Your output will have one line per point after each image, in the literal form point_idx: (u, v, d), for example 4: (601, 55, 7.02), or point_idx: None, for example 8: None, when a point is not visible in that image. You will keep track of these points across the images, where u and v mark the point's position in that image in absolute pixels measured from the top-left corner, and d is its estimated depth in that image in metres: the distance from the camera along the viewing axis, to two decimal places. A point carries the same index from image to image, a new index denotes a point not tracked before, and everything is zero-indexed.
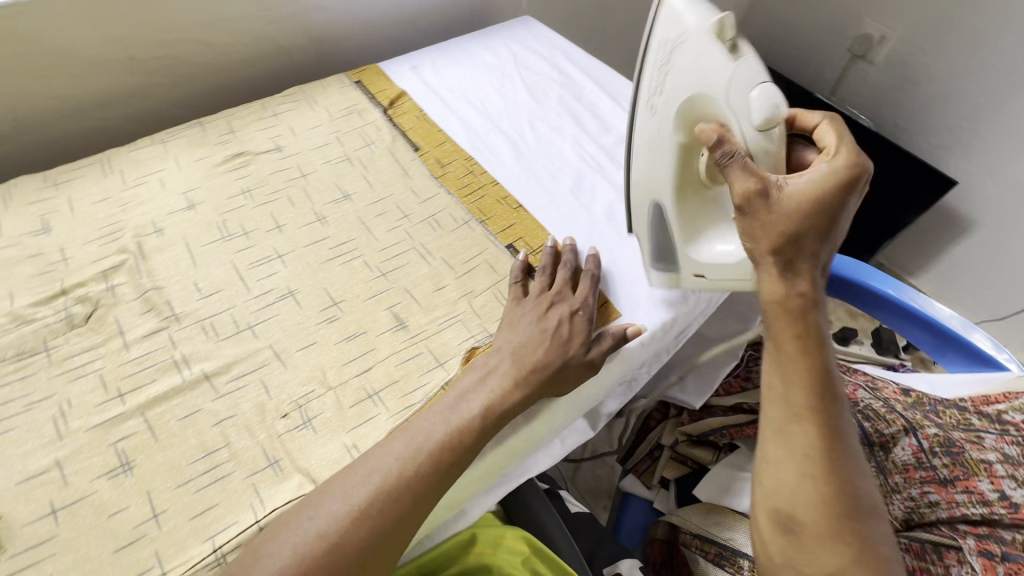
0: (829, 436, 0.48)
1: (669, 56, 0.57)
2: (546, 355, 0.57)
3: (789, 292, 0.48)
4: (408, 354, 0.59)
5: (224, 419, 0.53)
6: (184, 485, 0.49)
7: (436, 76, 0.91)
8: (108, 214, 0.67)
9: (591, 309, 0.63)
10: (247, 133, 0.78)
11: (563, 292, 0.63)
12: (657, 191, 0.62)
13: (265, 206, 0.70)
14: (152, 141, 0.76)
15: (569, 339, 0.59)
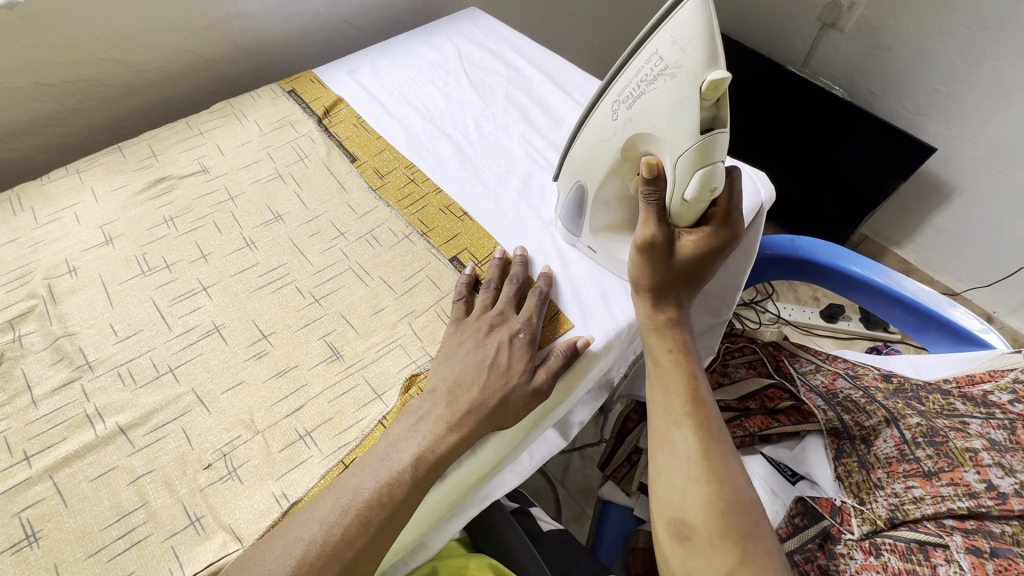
0: (706, 437, 0.52)
1: (642, 85, 0.46)
2: (485, 384, 0.53)
3: (658, 317, 0.58)
4: (342, 386, 0.55)
5: (142, 475, 0.49)
6: (95, 554, 0.45)
7: (375, 80, 0.86)
8: (17, 256, 0.62)
9: (535, 329, 0.58)
10: (170, 155, 0.73)
11: (505, 313, 0.59)
12: (584, 175, 0.56)
13: (188, 234, 0.66)
14: (67, 172, 0.71)
15: (510, 366, 0.55)
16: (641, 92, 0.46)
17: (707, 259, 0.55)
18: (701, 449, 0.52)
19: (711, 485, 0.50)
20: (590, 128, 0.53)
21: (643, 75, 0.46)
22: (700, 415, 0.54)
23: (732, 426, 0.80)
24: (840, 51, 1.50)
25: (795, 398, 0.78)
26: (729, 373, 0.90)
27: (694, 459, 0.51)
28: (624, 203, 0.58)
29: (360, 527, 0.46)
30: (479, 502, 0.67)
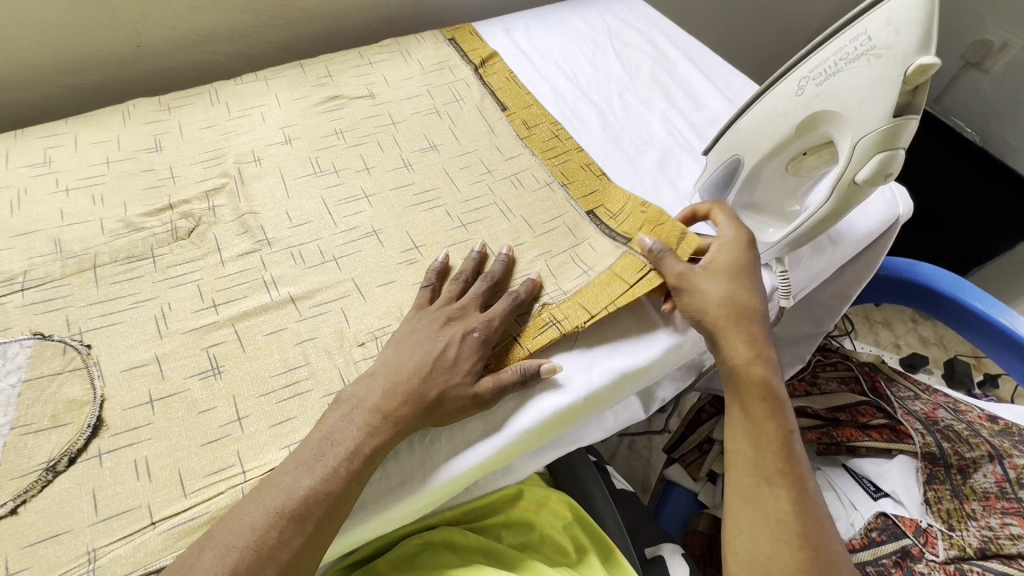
0: (800, 500, 0.50)
1: (840, 63, 0.48)
2: (435, 379, 0.51)
3: (751, 359, 0.55)
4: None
5: (307, 340, 0.56)
6: (267, 394, 0.52)
7: (527, 41, 0.91)
8: (213, 140, 0.71)
9: (491, 334, 0.55)
10: (342, 78, 0.81)
11: (467, 308, 0.56)
12: (743, 148, 0.58)
13: (355, 147, 0.72)
14: (256, 78, 0.79)
15: (456, 367, 0.52)
16: (837, 70, 0.48)
17: (735, 263, 0.59)
18: (795, 513, 0.49)
19: (806, 552, 0.47)
20: (764, 102, 0.55)
21: (843, 54, 0.48)
22: (792, 474, 0.51)
23: (816, 433, 0.81)
24: (981, 92, 1.42)
25: (889, 418, 0.77)
26: (818, 383, 0.90)
27: (786, 522, 0.48)
28: (775, 183, 0.60)
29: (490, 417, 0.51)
30: (567, 446, 0.69)
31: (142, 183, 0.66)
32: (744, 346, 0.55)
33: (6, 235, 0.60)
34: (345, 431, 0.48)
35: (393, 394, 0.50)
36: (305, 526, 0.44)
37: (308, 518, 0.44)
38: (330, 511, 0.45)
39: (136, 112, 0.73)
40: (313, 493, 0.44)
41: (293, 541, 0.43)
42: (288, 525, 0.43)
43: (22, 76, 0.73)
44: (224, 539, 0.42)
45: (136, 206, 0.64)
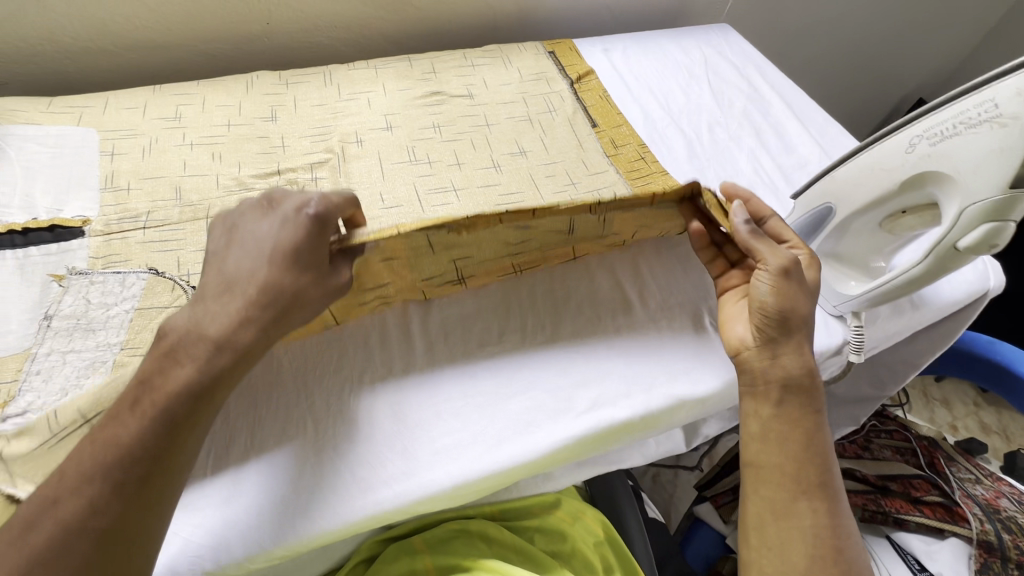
0: (832, 516, 0.51)
1: (959, 126, 0.48)
2: (263, 274, 0.45)
3: (804, 370, 0.54)
4: (539, 302, 0.61)
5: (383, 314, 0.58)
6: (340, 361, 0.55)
7: (625, 62, 0.92)
8: (322, 118, 0.76)
9: (331, 213, 0.48)
10: (445, 76, 0.85)
11: (283, 199, 0.48)
12: (838, 198, 0.57)
13: (449, 143, 0.76)
14: (367, 65, 0.84)
15: (293, 254, 0.46)
16: (955, 133, 0.48)
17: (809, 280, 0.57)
18: (828, 527, 0.50)
19: (837, 568, 0.49)
20: (866, 155, 0.54)
21: (962, 118, 0.48)
22: (827, 490, 0.52)
23: (864, 498, 0.77)
24: None
25: (945, 496, 0.74)
26: (871, 448, 0.86)
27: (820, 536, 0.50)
28: (865, 237, 0.59)
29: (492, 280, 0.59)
30: (603, 463, 0.69)
31: (256, 148, 0.71)
32: (800, 355, 0.54)
33: (135, 177, 0.66)
34: (173, 365, 0.42)
35: (221, 300, 0.44)
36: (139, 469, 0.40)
37: (118, 484, 0.39)
38: (152, 475, 0.40)
39: (257, 83, 0.79)
40: (125, 450, 0.40)
41: (111, 510, 0.39)
42: (102, 490, 0.39)
43: (167, 37, 0.80)
44: (30, 523, 0.37)
45: (249, 167, 0.69)
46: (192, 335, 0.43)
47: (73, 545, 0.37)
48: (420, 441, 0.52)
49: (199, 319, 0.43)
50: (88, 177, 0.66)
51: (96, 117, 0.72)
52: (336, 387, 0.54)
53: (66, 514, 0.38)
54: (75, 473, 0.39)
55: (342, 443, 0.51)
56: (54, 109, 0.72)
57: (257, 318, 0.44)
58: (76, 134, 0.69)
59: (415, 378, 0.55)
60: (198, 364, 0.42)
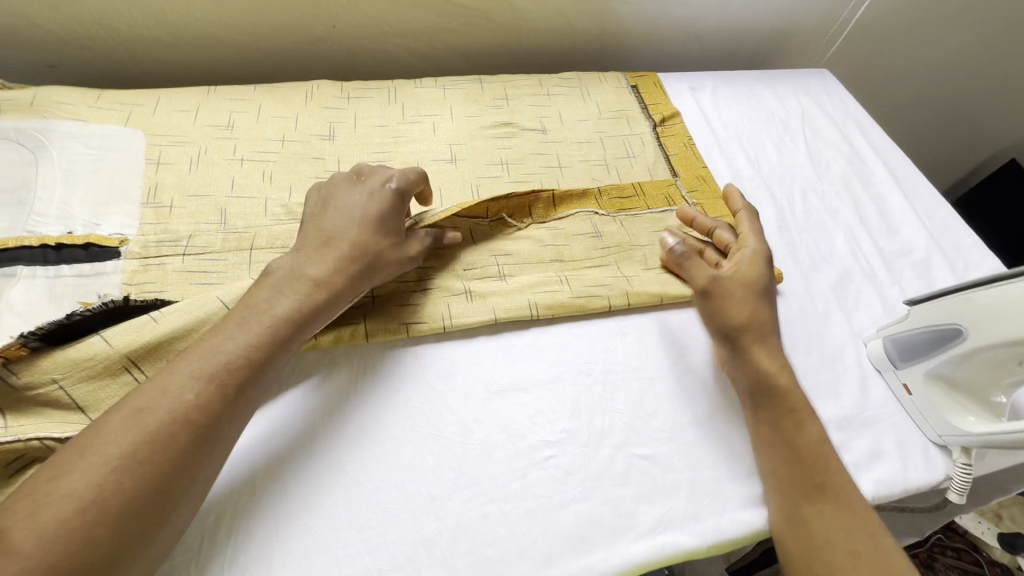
0: (851, 519, 0.46)
1: None
2: (352, 230, 0.52)
3: (779, 371, 0.54)
4: (597, 395, 0.55)
5: (426, 389, 0.53)
6: (375, 441, 0.50)
7: (714, 106, 0.84)
8: (383, 141, 0.70)
9: (409, 187, 0.57)
10: (518, 104, 0.78)
11: (380, 171, 0.57)
12: (976, 324, 0.49)
13: (517, 184, 0.69)
14: (436, 83, 0.78)
15: (383, 220, 0.54)
16: None
17: (760, 281, 0.58)
18: (847, 531, 0.46)
19: None
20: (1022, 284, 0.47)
21: None
22: (841, 490, 0.48)
23: None
24: None
25: None
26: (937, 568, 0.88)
27: (835, 542, 0.46)
28: (996, 372, 0.51)
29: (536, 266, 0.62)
30: None
31: (309, 169, 0.66)
32: (766, 361, 0.54)
33: (179, 193, 0.61)
34: (280, 295, 0.47)
35: (318, 248, 0.51)
36: (226, 388, 0.41)
37: (224, 386, 0.41)
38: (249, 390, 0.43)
39: (318, 93, 0.73)
40: (234, 357, 0.43)
41: (210, 409, 0.40)
42: (209, 391, 0.40)
43: (228, 33, 0.75)
44: (135, 411, 0.38)
45: (300, 192, 0.63)
46: (298, 270, 0.49)
47: (170, 436, 0.38)
48: (461, 549, 0.46)
49: (303, 261, 0.50)
50: (131, 187, 0.61)
51: (145, 119, 0.67)
52: (368, 475, 0.48)
53: (175, 406, 0.39)
54: (182, 372, 0.41)
55: (370, 535, 0.45)
56: (103, 105, 0.67)
57: (348, 271, 0.51)
58: (122, 137, 0.64)
59: (458, 474, 0.49)
60: (299, 297, 0.48)
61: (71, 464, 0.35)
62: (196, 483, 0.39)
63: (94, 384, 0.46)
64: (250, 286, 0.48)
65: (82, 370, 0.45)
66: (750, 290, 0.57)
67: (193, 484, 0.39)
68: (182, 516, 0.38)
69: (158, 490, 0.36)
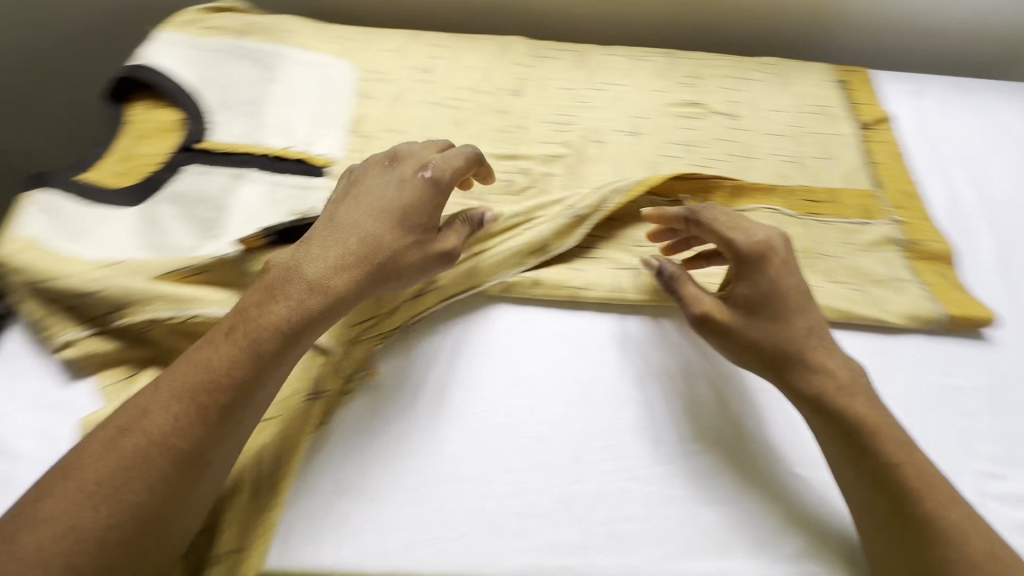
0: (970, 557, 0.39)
1: None
2: (365, 223, 0.47)
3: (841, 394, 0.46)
4: (755, 401, 0.52)
5: (564, 359, 0.53)
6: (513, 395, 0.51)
7: (936, 115, 0.73)
8: (568, 105, 0.70)
9: (446, 174, 0.50)
10: (709, 84, 0.73)
11: (410, 154, 0.52)
12: None
13: (698, 167, 0.66)
14: (626, 52, 0.75)
15: (400, 211, 0.48)
16: None
17: (768, 296, 0.48)
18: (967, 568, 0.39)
19: None
20: None
21: None
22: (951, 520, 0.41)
23: None
24: None
25: None
26: None
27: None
28: None
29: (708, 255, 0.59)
30: None
31: (496, 122, 0.67)
32: (833, 377, 0.46)
33: (380, 126, 0.66)
34: (271, 302, 0.43)
35: (324, 246, 0.45)
36: (203, 410, 0.39)
37: (204, 408, 0.39)
38: (235, 416, 0.40)
39: (511, 49, 0.74)
40: (214, 377, 0.40)
41: (191, 433, 0.38)
42: (190, 415, 0.38)
43: None
44: (115, 437, 0.37)
45: (486, 143, 0.65)
46: (293, 275, 0.44)
47: (148, 466, 0.36)
48: (598, 516, 0.46)
49: (304, 262, 0.45)
50: (341, 115, 0.66)
51: (357, 54, 0.72)
52: (506, 428, 0.49)
53: (155, 432, 0.37)
54: (169, 387, 0.39)
55: (514, 477, 0.47)
56: (325, 37, 0.73)
57: (357, 271, 0.45)
58: (338, 69, 0.70)
59: (602, 445, 0.49)
60: (292, 306, 0.43)
61: (58, 492, 0.35)
62: (180, 512, 0.38)
63: None
64: (247, 291, 0.45)
65: None
66: (761, 316, 0.48)
67: (174, 510, 0.37)
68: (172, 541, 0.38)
69: (138, 524, 0.36)
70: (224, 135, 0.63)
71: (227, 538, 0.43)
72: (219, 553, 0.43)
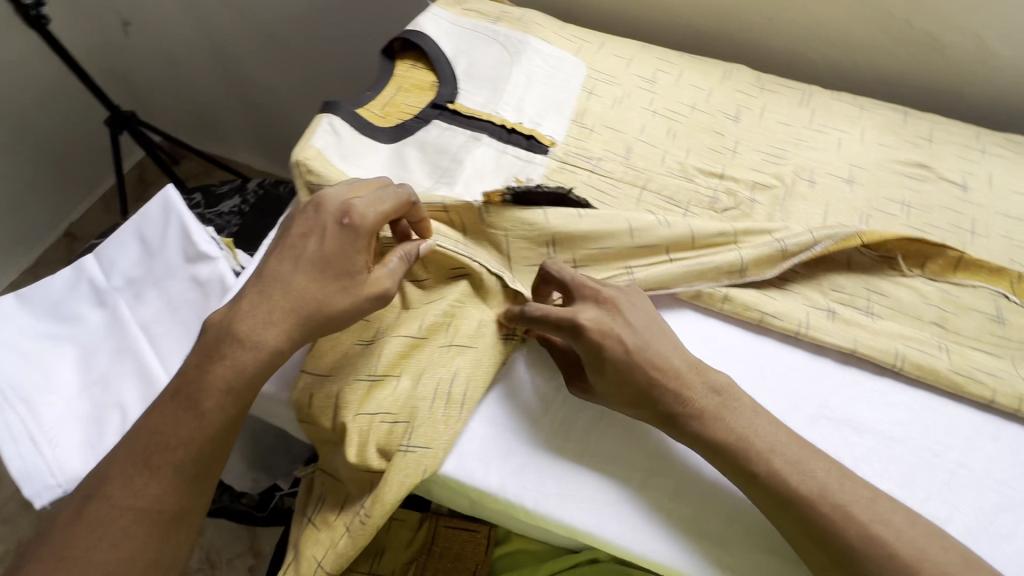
0: None
1: None
2: (300, 285, 0.49)
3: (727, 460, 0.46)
4: (940, 479, 0.49)
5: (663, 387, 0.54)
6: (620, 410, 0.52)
7: None
8: (783, 139, 0.70)
9: (367, 222, 0.50)
10: (942, 149, 0.69)
11: (317, 206, 0.52)
12: None
13: (915, 230, 0.63)
14: (853, 101, 0.74)
15: (325, 264, 0.49)
16: None
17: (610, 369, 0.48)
18: None
19: None
20: None
21: None
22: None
23: None
24: None
25: None
26: None
27: None
28: None
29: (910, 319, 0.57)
30: None
31: (708, 141, 0.70)
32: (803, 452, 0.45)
33: (600, 121, 0.71)
34: (219, 360, 0.47)
35: (256, 305, 0.48)
36: (160, 460, 0.45)
37: (159, 468, 0.45)
38: (201, 473, 0.47)
39: (735, 76, 0.76)
40: (168, 436, 0.46)
41: (148, 493, 0.45)
42: (158, 481, 0.45)
43: None
44: (92, 500, 0.45)
45: (696, 157, 0.68)
46: (240, 338, 0.47)
47: (127, 531, 0.45)
48: (746, 527, 0.47)
49: (246, 327, 0.48)
50: (567, 105, 0.72)
51: (590, 54, 0.78)
52: (614, 443, 0.51)
53: (121, 504, 0.45)
54: (133, 451, 0.46)
55: (657, 488, 0.49)
56: (563, 35, 0.80)
57: (299, 323, 0.48)
58: (571, 64, 0.77)
59: (711, 483, 0.49)
60: (236, 367, 0.47)
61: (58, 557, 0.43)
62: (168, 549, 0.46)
63: (522, 245, 0.57)
64: (193, 354, 0.49)
65: (524, 232, 0.57)
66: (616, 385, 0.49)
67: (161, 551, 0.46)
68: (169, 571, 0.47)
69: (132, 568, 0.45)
70: (468, 101, 0.71)
71: (417, 435, 0.48)
72: (408, 445, 0.48)
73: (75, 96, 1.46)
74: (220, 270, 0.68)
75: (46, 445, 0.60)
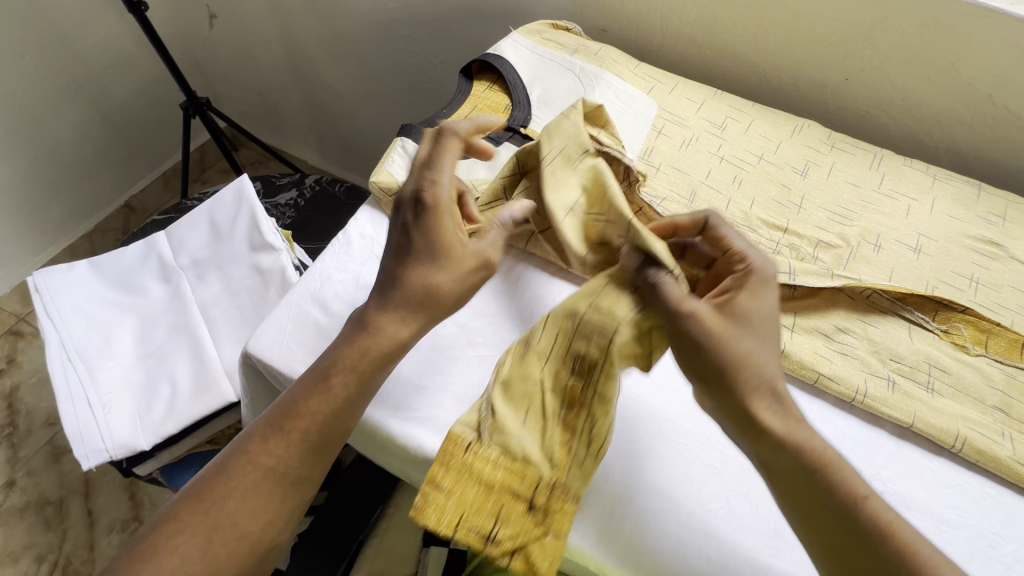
0: None
1: None
2: (438, 266, 0.49)
3: None
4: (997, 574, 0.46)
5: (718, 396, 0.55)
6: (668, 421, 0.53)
7: None
8: (851, 199, 0.70)
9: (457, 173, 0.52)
10: (1016, 228, 0.68)
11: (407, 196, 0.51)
12: None
13: (982, 308, 0.61)
14: (925, 169, 0.73)
15: (452, 246, 0.50)
16: None
17: (764, 315, 0.47)
18: None
19: None
20: None
21: None
22: None
23: None
24: None
25: None
26: None
27: None
28: None
29: (974, 400, 0.55)
30: None
31: (773, 193, 0.69)
32: None
33: (667, 161, 0.72)
34: (366, 342, 0.48)
35: (404, 301, 0.49)
36: (288, 431, 0.47)
37: (291, 432, 0.47)
38: (321, 445, 0.47)
39: (806, 132, 0.76)
40: (298, 409, 0.47)
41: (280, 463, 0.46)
42: (286, 444, 0.46)
43: (750, 52, 0.83)
44: (225, 460, 0.46)
45: (760, 208, 0.68)
46: (364, 333, 0.49)
47: (257, 485, 0.46)
48: None
49: (372, 317, 0.49)
50: (635, 141, 0.73)
51: (662, 94, 0.79)
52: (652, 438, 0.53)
53: (255, 459, 0.46)
54: (268, 422, 0.47)
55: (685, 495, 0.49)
56: (637, 73, 0.82)
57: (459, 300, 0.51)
58: (642, 102, 0.78)
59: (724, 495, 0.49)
60: (376, 348, 0.48)
61: (185, 518, 0.44)
62: (276, 525, 0.46)
63: None
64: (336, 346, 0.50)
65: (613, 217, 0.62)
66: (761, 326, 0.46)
67: (273, 520, 0.46)
68: (271, 548, 0.47)
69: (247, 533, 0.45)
70: (539, 128, 0.73)
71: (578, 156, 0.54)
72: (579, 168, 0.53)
73: (157, 79, 1.54)
74: (282, 262, 0.70)
75: (100, 409, 0.62)
